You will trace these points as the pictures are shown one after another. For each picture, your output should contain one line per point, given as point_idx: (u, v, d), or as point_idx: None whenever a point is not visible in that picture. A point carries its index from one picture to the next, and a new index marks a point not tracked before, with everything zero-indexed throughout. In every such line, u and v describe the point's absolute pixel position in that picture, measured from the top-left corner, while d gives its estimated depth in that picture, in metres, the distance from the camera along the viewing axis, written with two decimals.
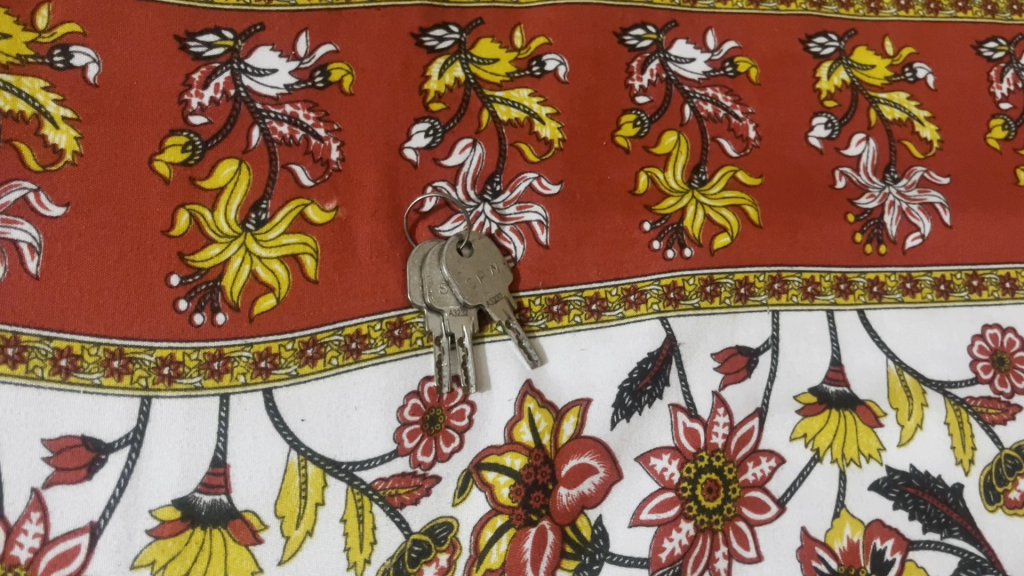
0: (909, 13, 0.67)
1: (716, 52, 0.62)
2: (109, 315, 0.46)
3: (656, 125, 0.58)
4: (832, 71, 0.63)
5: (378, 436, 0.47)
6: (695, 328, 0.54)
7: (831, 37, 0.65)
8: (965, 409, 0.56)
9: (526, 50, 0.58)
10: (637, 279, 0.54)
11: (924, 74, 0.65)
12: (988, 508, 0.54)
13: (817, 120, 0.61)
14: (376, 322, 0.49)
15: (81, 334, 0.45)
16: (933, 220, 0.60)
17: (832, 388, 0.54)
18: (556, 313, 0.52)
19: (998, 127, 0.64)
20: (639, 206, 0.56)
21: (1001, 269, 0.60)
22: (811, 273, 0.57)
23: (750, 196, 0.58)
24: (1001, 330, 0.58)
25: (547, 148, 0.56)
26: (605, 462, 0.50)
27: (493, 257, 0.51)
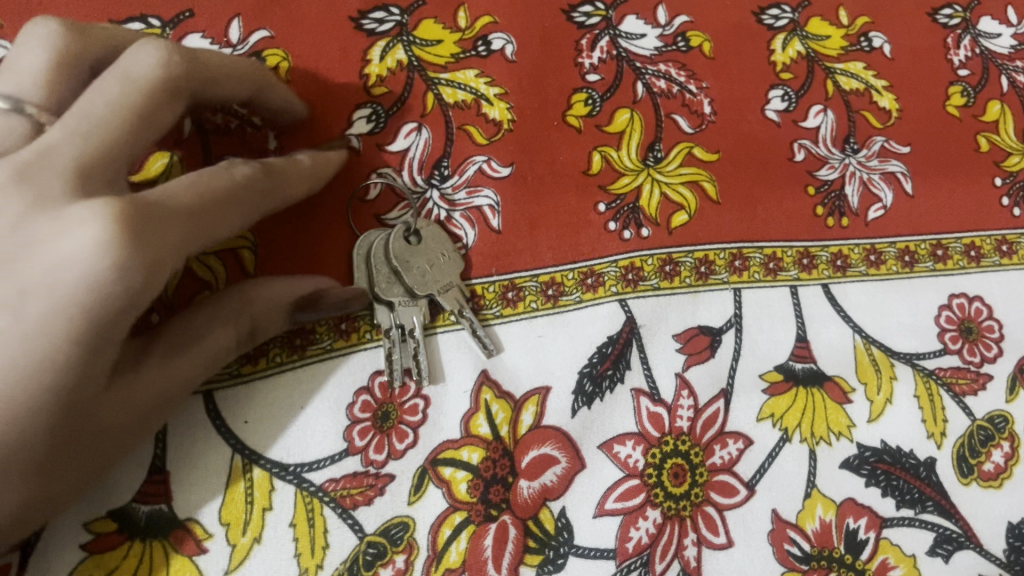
0: None
1: (668, 27, 0.60)
2: None
3: (608, 103, 0.56)
4: (787, 43, 0.62)
5: (326, 435, 0.45)
6: (656, 310, 0.52)
7: (784, 9, 0.63)
8: (935, 380, 0.54)
9: (471, 30, 0.56)
10: (594, 261, 0.52)
11: (880, 44, 0.64)
12: (962, 481, 0.52)
13: (773, 93, 0.60)
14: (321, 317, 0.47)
15: None
16: (895, 189, 0.59)
17: (798, 365, 0.53)
18: (510, 300, 0.50)
19: (956, 95, 0.63)
20: (593, 185, 0.54)
21: (966, 238, 0.59)
22: (772, 249, 0.55)
23: (707, 172, 0.56)
24: (968, 299, 0.57)
25: (496, 130, 0.54)
26: (567, 451, 0.48)
27: (443, 243, 0.49)
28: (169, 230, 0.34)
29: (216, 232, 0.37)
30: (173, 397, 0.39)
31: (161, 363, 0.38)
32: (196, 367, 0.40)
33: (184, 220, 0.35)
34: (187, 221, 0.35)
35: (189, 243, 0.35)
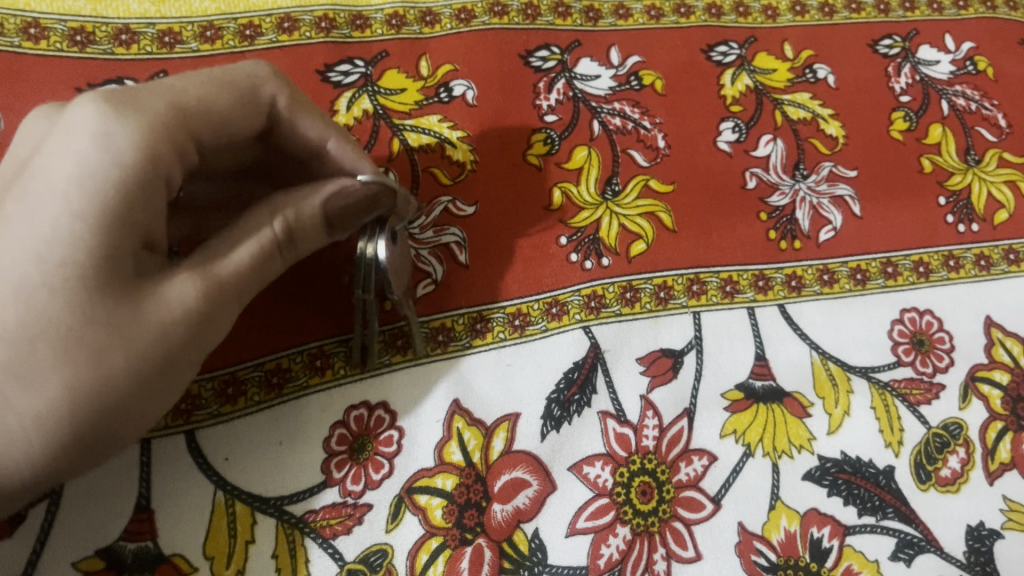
0: (804, 18, 0.70)
1: (621, 67, 0.63)
2: None
3: (566, 141, 0.59)
4: (735, 78, 0.65)
5: (305, 469, 0.47)
6: (619, 335, 0.54)
7: (731, 45, 0.66)
8: (890, 392, 0.57)
9: (433, 78, 0.59)
10: (557, 291, 0.55)
11: (824, 74, 0.67)
12: (920, 487, 0.55)
13: (724, 125, 0.63)
14: (296, 355, 0.49)
15: None
16: (843, 212, 0.62)
17: (758, 382, 0.55)
18: (479, 331, 0.53)
19: (899, 119, 0.66)
20: (555, 220, 0.57)
21: (914, 255, 0.62)
22: (728, 273, 0.58)
23: (663, 203, 0.59)
24: (919, 313, 0.60)
25: (460, 171, 0.57)
26: (538, 474, 0.50)
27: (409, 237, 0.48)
28: (149, 102, 0.38)
29: (225, 126, 0.41)
30: (226, 295, 0.38)
31: (196, 272, 0.38)
32: (241, 254, 0.39)
33: (187, 108, 0.39)
34: (172, 101, 0.38)
35: (196, 133, 0.39)
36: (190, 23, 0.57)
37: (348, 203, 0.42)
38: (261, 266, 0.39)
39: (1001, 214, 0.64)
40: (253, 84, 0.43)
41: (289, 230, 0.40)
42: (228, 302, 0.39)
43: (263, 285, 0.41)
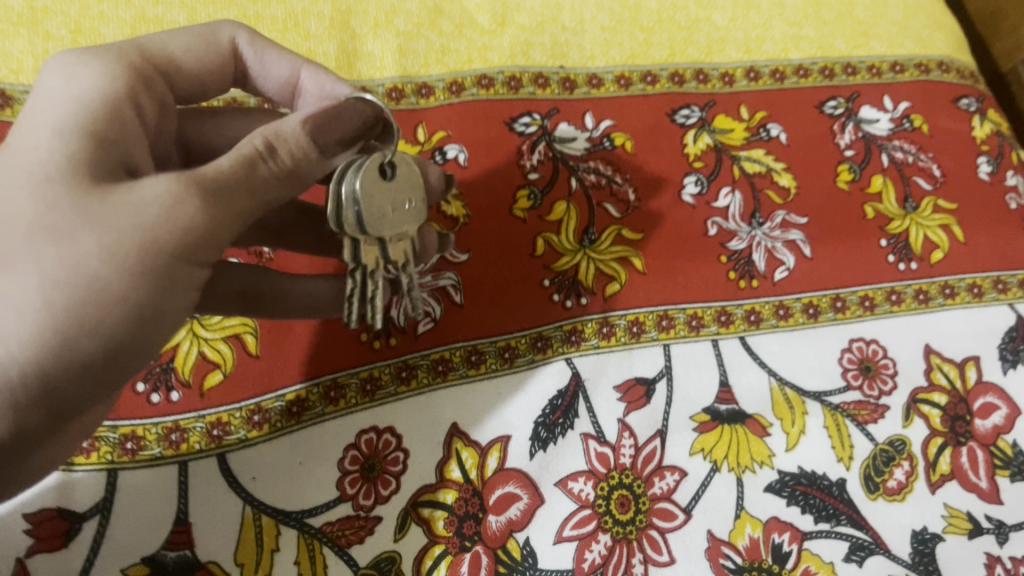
0: (758, 83, 0.78)
1: (594, 130, 0.71)
2: None
3: (548, 196, 0.67)
4: (696, 138, 0.73)
5: (322, 485, 0.53)
6: (597, 365, 0.61)
7: (693, 108, 0.75)
8: (841, 413, 0.64)
9: (429, 143, 0.67)
10: (542, 327, 0.62)
11: (776, 133, 0.75)
12: (870, 497, 0.61)
13: (687, 180, 0.71)
14: (313, 387, 0.56)
15: None
16: (796, 254, 0.69)
17: (722, 406, 0.62)
18: (474, 362, 0.59)
19: (845, 171, 0.74)
20: (539, 264, 0.64)
21: (861, 291, 0.69)
22: (693, 310, 0.65)
23: (634, 249, 0.66)
24: (865, 342, 0.67)
25: (452, 223, 0.65)
26: (528, 489, 0.57)
27: (416, 189, 0.48)
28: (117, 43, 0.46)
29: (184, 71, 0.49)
30: (215, 199, 0.38)
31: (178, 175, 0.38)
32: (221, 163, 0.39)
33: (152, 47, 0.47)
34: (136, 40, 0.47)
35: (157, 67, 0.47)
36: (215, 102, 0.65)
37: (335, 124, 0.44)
38: (246, 175, 0.39)
39: (937, 254, 0.72)
40: (215, 29, 0.51)
41: (269, 144, 0.40)
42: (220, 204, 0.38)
43: (257, 198, 0.40)
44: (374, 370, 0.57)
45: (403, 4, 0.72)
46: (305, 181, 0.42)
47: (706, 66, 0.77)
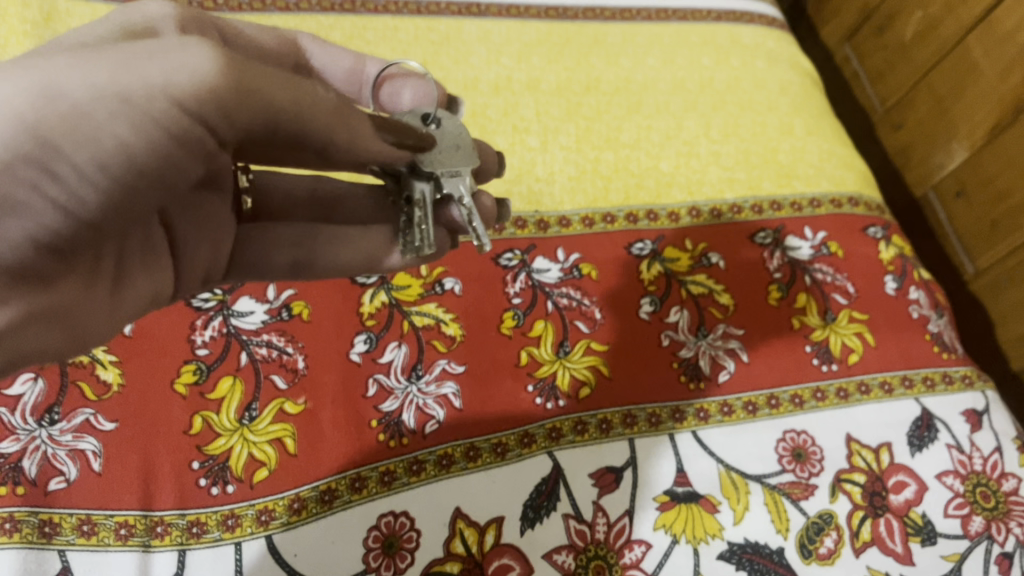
0: (700, 219, 0.94)
1: (565, 262, 0.86)
2: (163, 494, 0.64)
3: (529, 316, 0.81)
4: (649, 266, 0.88)
5: (351, 560, 0.65)
6: (574, 457, 0.74)
7: (646, 242, 0.90)
8: (778, 491, 0.76)
9: (430, 276, 0.81)
10: (527, 425, 0.75)
11: (716, 260, 0.91)
12: (805, 561, 0.74)
13: (644, 301, 0.86)
14: (341, 478, 0.68)
15: (166, 509, 0.63)
16: (735, 361, 0.84)
17: (679, 488, 0.75)
18: (472, 456, 0.72)
19: (774, 290, 0.90)
20: (523, 373, 0.78)
21: (791, 389, 0.83)
22: (652, 409, 0.79)
23: (602, 358, 0.80)
24: (797, 432, 0.80)
25: (451, 341, 0.78)
26: (520, 561, 0.68)
27: (463, 137, 0.57)
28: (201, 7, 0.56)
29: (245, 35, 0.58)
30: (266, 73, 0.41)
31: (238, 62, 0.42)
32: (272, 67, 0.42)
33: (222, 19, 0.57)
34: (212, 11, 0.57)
35: (224, 32, 0.55)
36: None
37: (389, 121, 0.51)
38: (294, 91, 0.43)
39: (852, 357, 0.86)
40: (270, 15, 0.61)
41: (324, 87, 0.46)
42: (245, 95, 0.40)
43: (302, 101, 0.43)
44: (391, 464, 0.70)
45: None
46: (348, 129, 0.47)
47: (656, 207, 0.93)
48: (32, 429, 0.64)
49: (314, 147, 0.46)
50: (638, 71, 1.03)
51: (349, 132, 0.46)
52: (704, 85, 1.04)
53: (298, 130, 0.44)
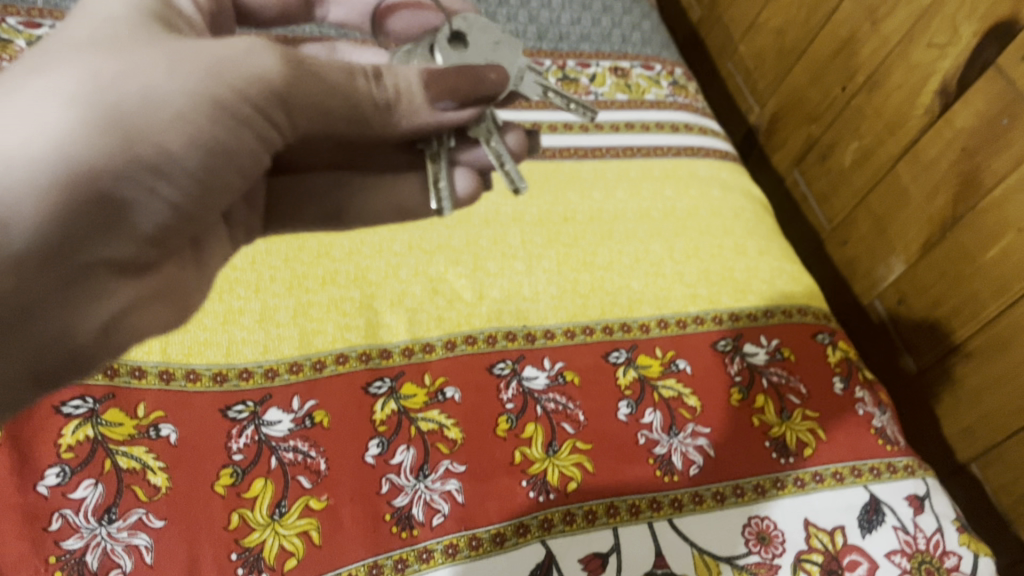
0: (668, 330, 1.06)
1: (551, 370, 0.98)
2: None
3: (521, 419, 0.92)
4: (625, 373, 1.00)
5: None
6: (565, 544, 0.84)
7: (621, 351, 1.02)
8: (746, 571, 0.87)
9: (433, 386, 0.92)
10: (522, 516, 0.85)
11: (684, 366, 1.03)
12: None
13: (621, 403, 0.97)
14: (360, 566, 0.77)
15: None
16: (704, 455, 0.94)
17: (660, 570, 0.85)
18: (475, 545, 0.82)
19: (736, 392, 1.02)
20: (517, 469, 0.88)
21: (755, 479, 0.94)
22: (632, 499, 0.89)
23: (586, 456, 0.91)
24: (762, 518, 0.91)
25: (453, 443, 0.88)
26: None
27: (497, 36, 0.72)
28: None
29: None
30: (312, 76, 0.61)
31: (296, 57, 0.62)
32: (330, 68, 0.63)
33: None
34: None
35: None
36: (281, 363, 0.89)
37: (464, 82, 0.65)
38: (346, 84, 0.63)
39: (807, 450, 0.98)
40: None
41: (375, 79, 0.65)
42: (296, 96, 0.60)
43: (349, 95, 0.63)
44: (404, 553, 0.79)
45: (410, 288, 1.00)
46: (385, 119, 0.66)
47: (629, 319, 1.05)
48: (94, 527, 0.73)
49: (367, 134, 0.67)
50: (609, 203, 1.18)
51: (390, 118, 0.65)
52: (668, 213, 1.19)
53: (350, 123, 0.64)
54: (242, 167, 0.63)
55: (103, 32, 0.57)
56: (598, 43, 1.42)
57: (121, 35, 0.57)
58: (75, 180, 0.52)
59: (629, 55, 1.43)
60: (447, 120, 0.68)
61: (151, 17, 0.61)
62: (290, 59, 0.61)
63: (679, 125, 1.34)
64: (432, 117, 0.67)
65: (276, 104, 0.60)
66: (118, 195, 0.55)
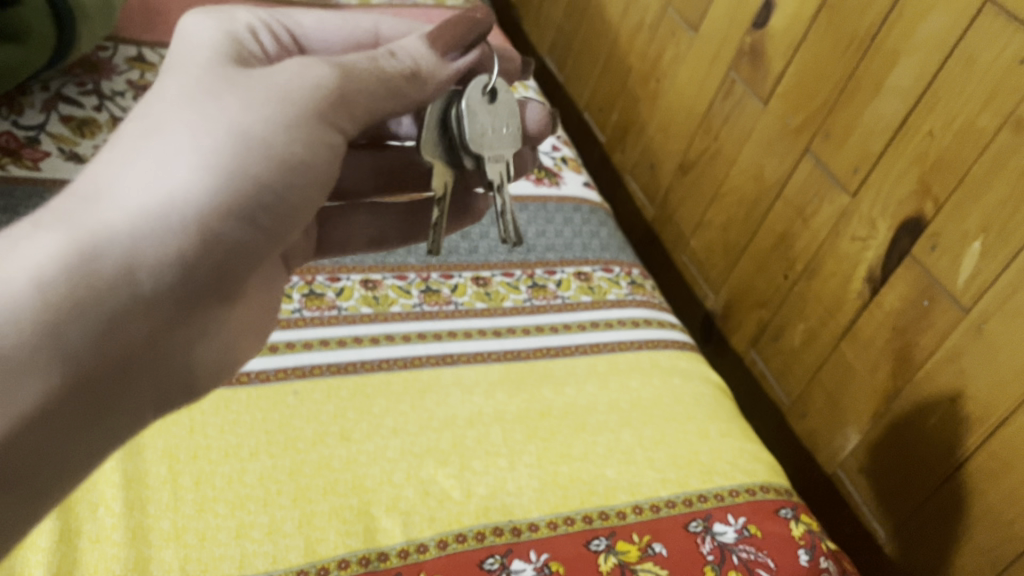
0: (643, 514, 1.15)
1: (537, 561, 1.06)
2: None
3: None
4: (606, 559, 1.08)
5: None
6: None
7: (601, 538, 1.10)
8: None
9: None
10: None
11: (660, 549, 1.11)
12: None
13: None
14: None
15: None
16: None
17: None
18: None
19: (710, 569, 1.10)
20: None
21: None
22: None
23: None
24: None
25: None
26: None
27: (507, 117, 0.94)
28: None
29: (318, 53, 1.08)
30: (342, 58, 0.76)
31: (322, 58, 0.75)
32: (355, 61, 0.77)
33: None
34: None
35: None
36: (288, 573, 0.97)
37: (459, 31, 0.87)
38: (370, 59, 0.78)
39: None
40: None
41: (393, 58, 0.81)
42: (342, 83, 0.74)
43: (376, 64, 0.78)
44: None
45: (403, 491, 1.09)
46: (416, 87, 0.82)
47: (606, 507, 1.15)
48: None
49: (399, 108, 0.81)
50: (581, 397, 1.30)
51: (415, 84, 0.81)
52: (635, 403, 1.32)
53: (392, 98, 0.79)
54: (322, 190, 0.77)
55: (190, 80, 0.70)
56: (562, 251, 1.60)
57: (207, 83, 0.70)
58: (193, 225, 0.66)
59: (591, 260, 1.60)
60: (459, 69, 0.86)
61: (226, 58, 0.74)
62: (331, 64, 0.75)
63: (639, 320, 1.49)
64: (448, 68, 0.85)
65: (332, 107, 0.74)
66: (228, 234, 0.68)
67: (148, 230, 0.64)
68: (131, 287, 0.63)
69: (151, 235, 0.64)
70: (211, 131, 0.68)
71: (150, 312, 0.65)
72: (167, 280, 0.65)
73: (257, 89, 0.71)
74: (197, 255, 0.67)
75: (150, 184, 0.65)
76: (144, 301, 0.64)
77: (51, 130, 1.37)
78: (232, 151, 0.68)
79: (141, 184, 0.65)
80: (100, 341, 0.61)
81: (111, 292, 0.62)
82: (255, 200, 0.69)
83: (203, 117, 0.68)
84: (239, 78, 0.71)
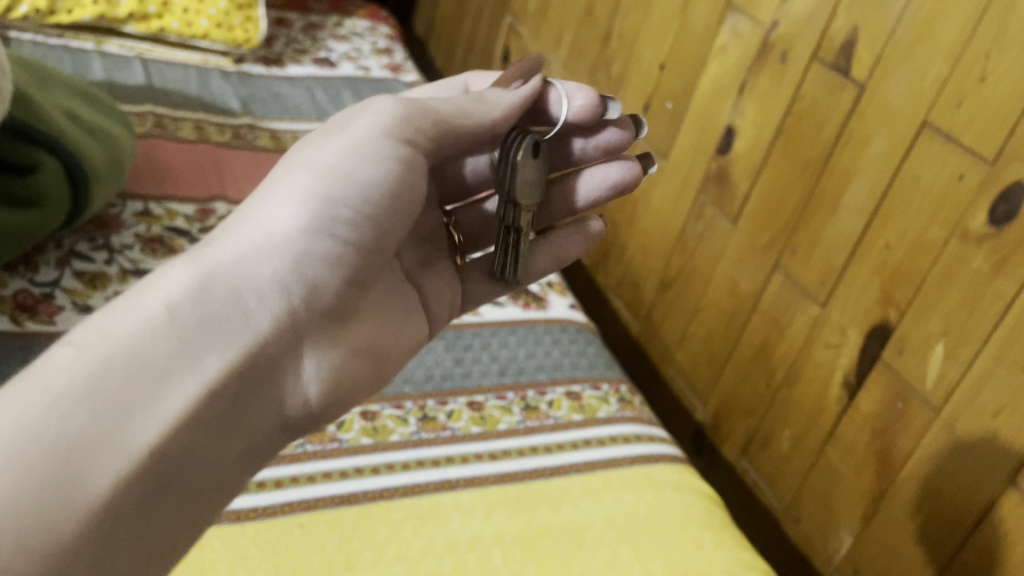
0: None
1: None
2: None
3: None
4: None
5: None
6: None
7: None
8: None
9: None
10: None
11: None
12: None
13: None
14: None
15: None
16: None
17: None
18: None
19: None
20: None
21: None
22: None
23: None
24: None
25: None
26: None
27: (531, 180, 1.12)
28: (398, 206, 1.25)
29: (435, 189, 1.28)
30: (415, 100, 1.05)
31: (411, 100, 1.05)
32: (430, 104, 1.03)
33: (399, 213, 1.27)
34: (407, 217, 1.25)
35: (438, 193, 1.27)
36: None
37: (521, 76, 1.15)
38: (440, 99, 1.05)
39: None
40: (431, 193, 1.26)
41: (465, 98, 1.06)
42: (428, 111, 1.02)
43: (454, 105, 1.04)
44: None
45: None
46: (479, 114, 1.05)
47: None
48: None
49: (473, 127, 1.05)
50: (577, 514, 1.35)
51: (482, 103, 1.05)
52: (630, 517, 1.36)
53: (470, 137, 1.05)
54: (407, 209, 0.98)
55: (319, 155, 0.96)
56: (552, 371, 1.67)
57: (325, 156, 0.95)
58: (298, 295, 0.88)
59: (579, 379, 1.67)
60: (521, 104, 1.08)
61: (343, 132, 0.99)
62: (410, 102, 1.02)
63: (630, 435, 1.55)
64: (512, 102, 1.08)
65: (399, 124, 0.98)
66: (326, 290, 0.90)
67: (257, 249, 0.88)
68: (242, 307, 0.86)
69: (257, 279, 0.87)
70: (309, 165, 0.95)
71: (267, 327, 0.87)
72: (272, 304, 0.87)
73: (353, 160, 0.94)
74: (303, 314, 0.89)
75: (264, 253, 0.88)
76: (253, 318, 0.86)
77: (65, 284, 1.45)
78: (319, 173, 0.93)
79: (258, 262, 0.88)
80: (212, 273, 0.86)
81: (225, 321, 0.84)
82: (335, 204, 0.92)
83: (301, 180, 0.93)
84: (339, 151, 0.96)
